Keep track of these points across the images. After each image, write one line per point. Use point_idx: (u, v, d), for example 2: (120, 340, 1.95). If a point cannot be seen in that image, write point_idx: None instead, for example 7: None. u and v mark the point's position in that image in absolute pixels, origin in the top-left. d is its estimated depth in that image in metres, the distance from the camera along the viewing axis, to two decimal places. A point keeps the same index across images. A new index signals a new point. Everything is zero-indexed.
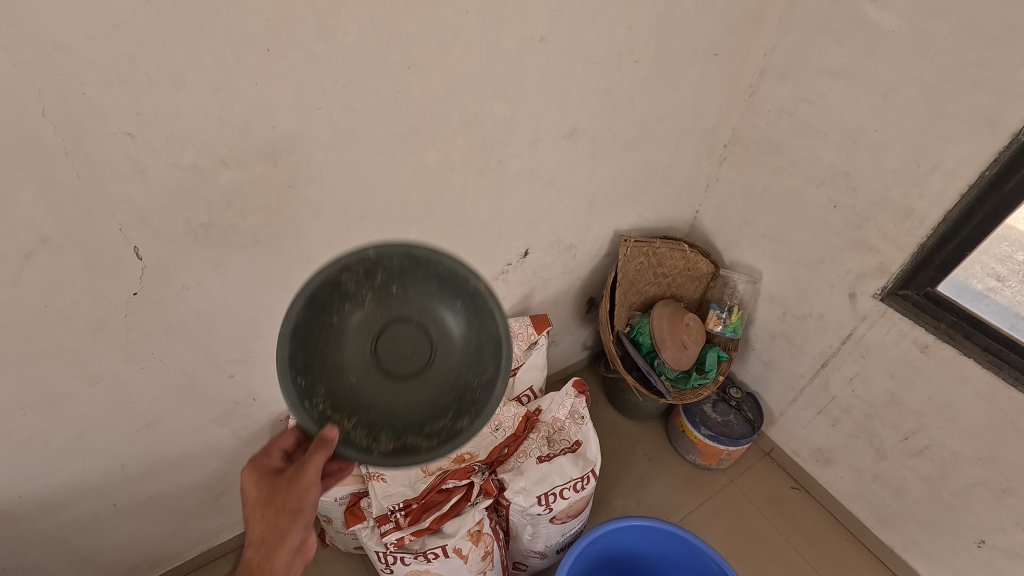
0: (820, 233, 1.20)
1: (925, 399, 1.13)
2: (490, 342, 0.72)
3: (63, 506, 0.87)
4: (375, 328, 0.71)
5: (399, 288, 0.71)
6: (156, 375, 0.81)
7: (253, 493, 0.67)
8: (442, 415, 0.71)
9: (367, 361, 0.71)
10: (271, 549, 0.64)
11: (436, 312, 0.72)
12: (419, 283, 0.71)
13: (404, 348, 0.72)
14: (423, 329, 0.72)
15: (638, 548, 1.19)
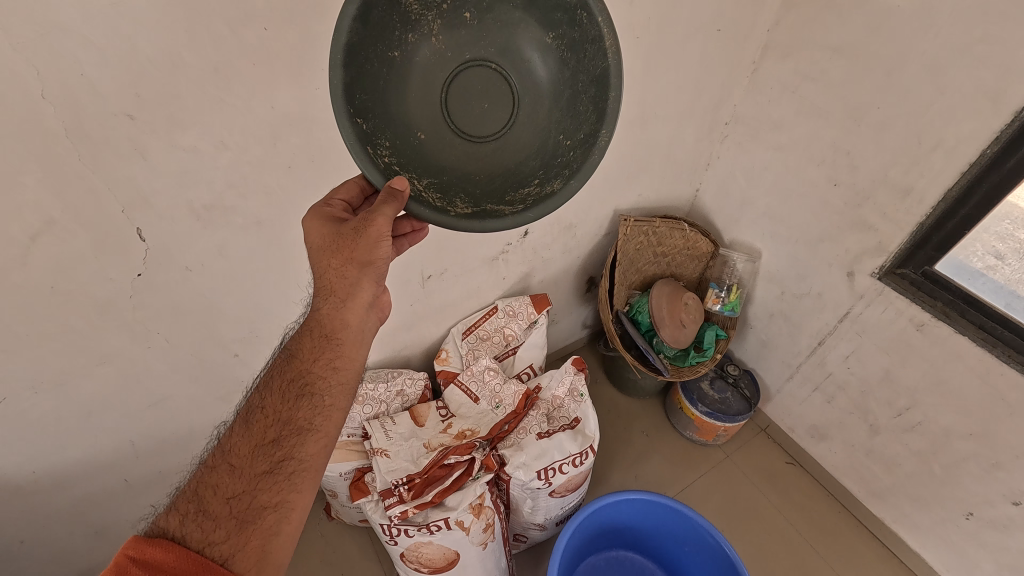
0: (820, 212, 1.20)
1: (920, 376, 1.15)
2: (582, 90, 0.69)
3: (76, 481, 0.90)
4: (448, 66, 0.65)
5: (474, 16, 0.65)
6: (162, 355, 0.82)
7: (320, 238, 0.68)
8: (525, 175, 0.70)
9: (439, 115, 0.67)
10: (344, 302, 0.69)
11: (513, 44, 0.67)
12: (493, 33, 0.66)
13: (481, 89, 0.67)
14: (503, 84, 0.68)
15: (635, 521, 1.23)
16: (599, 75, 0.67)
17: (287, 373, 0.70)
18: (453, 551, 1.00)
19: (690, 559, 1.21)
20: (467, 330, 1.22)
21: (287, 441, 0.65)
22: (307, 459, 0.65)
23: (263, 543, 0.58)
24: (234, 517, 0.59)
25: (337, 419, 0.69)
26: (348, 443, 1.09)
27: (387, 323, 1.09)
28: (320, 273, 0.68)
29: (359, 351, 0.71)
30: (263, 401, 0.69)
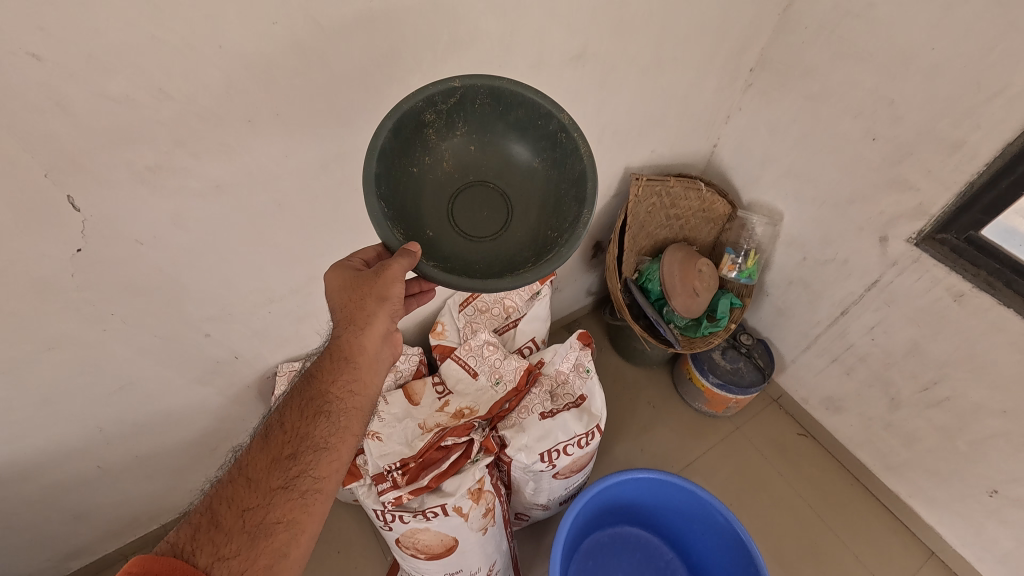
0: (853, 171, 1.09)
1: (952, 349, 1.06)
2: (567, 198, 0.69)
3: (43, 470, 0.83)
4: (452, 185, 0.71)
5: (477, 148, 0.72)
6: (122, 337, 0.73)
7: (339, 285, 0.69)
8: (521, 263, 0.68)
9: (445, 220, 0.70)
10: (362, 329, 0.67)
11: (513, 162, 0.72)
12: (494, 158, 0.72)
13: (483, 199, 0.72)
14: (501, 195, 0.72)
15: (641, 498, 1.18)
16: (580, 178, 0.68)
17: (304, 392, 0.68)
18: (450, 538, 0.93)
19: (697, 536, 1.16)
20: (465, 302, 1.14)
21: (302, 459, 0.63)
22: (320, 481, 0.63)
23: (270, 564, 0.57)
24: (245, 531, 0.58)
25: (353, 443, 0.67)
26: None
27: None
28: (340, 308, 0.68)
29: (375, 378, 0.70)
30: (281, 416, 0.67)
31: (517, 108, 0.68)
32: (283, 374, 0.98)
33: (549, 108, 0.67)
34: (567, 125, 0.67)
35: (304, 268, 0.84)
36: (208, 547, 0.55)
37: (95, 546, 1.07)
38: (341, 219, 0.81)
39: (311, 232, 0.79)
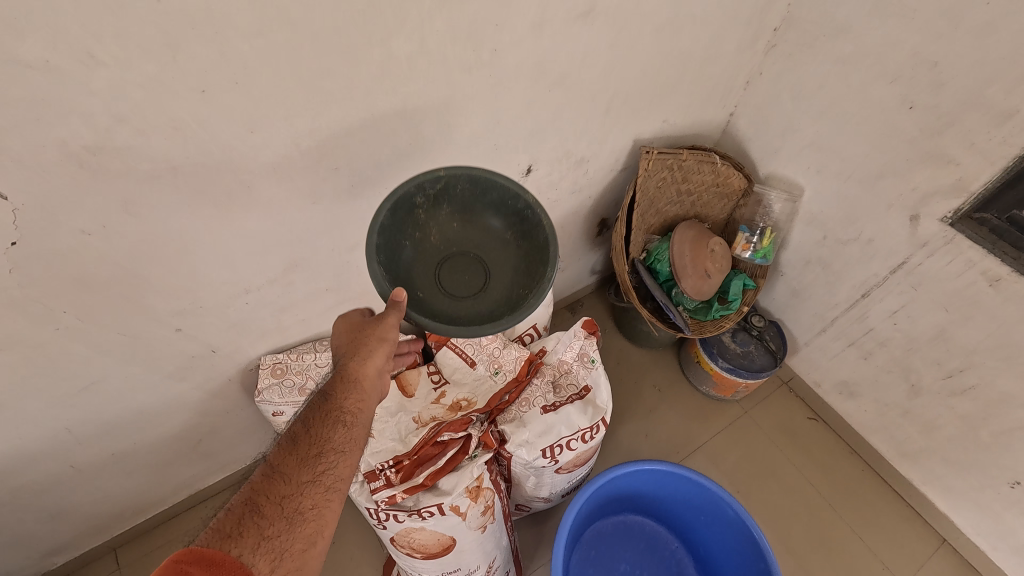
0: (885, 142, 0.99)
1: (982, 336, 0.99)
2: (535, 259, 0.74)
3: (9, 473, 0.78)
4: (437, 258, 0.76)
5: (459, 222, 0.77)
6: (79, 336, 0.66)
7: (345, 331, 0.75)
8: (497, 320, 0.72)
9: (433, 285, 0.75)
10: (363, 358, 0.71)
11: (491, 233, 0.78)
12: (473, 231, 0.78)
13: (465, 266, 0.77)
14: (479, 261, 0.77)
15: (647, 489, 1.13)
16: (544, 245, 0.73)
17: (322, 401, 0.68)
18: (448, 537, 0.88)
19: (705, 528, 1.12)
20: None
21: (325, 457, 0.63)
22: (343, 478, 0.62)
23: (304, 549, 0.57)
24: (282, 519, 0.57)
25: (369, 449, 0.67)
26: None
27: (365, 282, 0.92)
28: (346, 347, 0.72)
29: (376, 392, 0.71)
30: (303, 420, 0.66)
31: (490, 190, 0.75)
32: (265, 367, 0.91)
33: (517, 188, 0.74)
34: (532, 201, 0.73)
35: (282, 255, 0.76)
36: (251, 530, 0.55)
37: (79, 540, 1.04)
38: (320, 201, 0.72)
39: (286, 217, 0.71)
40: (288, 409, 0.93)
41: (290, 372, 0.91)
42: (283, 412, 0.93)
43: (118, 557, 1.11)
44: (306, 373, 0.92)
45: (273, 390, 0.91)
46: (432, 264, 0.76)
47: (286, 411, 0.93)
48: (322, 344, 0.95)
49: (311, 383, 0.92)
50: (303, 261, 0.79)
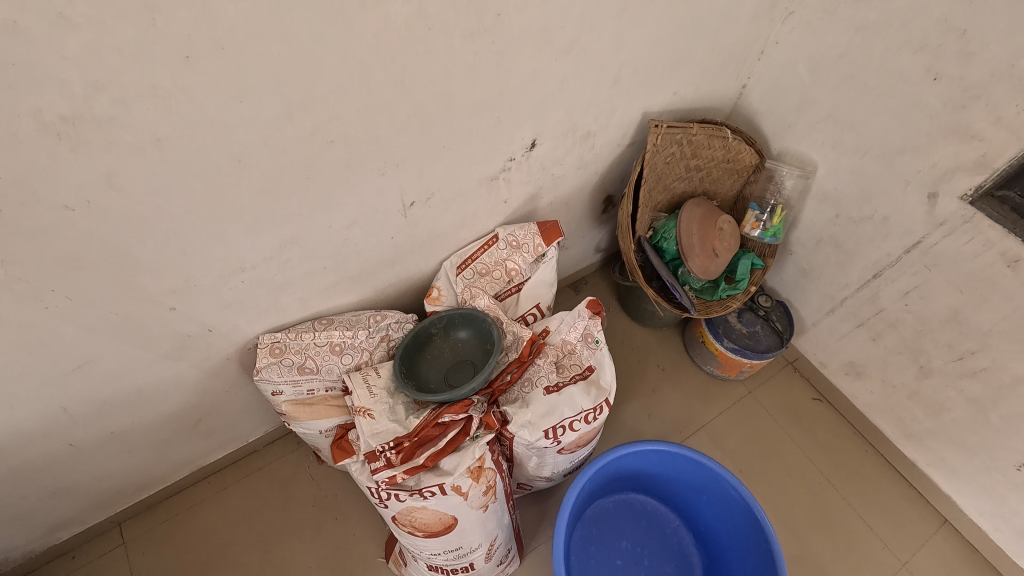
0: (906, 116, 0.95)
1: (997, 318, 0.97)
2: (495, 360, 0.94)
3: (6, 451, 0.77)
4: (446, 356, 1.00)
5: (460, 349, 1.01)
6: (69, 315, 0.65)
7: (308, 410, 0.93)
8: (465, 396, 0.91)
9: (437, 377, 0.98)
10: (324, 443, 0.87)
11: (478, 351, 1.00)
12: (467, 350, 1.00)
13: (460, 371, 0.98)
14: (470, 366, 0.98)
15: (649, 469, 1.13)
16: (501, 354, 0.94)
17: None
18: (450, 516, 0.87)
19: (707, 508, 1.11)
20: (463, 264, 1.03)
21: None
22: None
23: None
24: None
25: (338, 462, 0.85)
26: (327, 399, 0.94)
27: (365, 261, 0.90)
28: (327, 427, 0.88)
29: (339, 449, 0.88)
30: None
31: (474, 324, 1.00)
32: (264, 346, 0.89)
33: (489, 318, 0.98)
34: (491, 320, 0.98)
35: (277, 232, 0.73)
36: None
37: (83, 516, 1.04)
38: (315, 176, 0.69)
39: (280, 193, 0.68)
40: (287, 389, 0.91)
41: (288, 351, 0.90)
42: (283, 392, 0.91)
43: (123, 532, 1.11)
44: (305, 353, 0.90)
45: (272, 368, 0.89)
46: (440, 364, 0.99)
47: (285, 391, 0.91)
48: (321, 323, 0.93)
49: (310, 363, 0.91)
50: (300, 239, 0.77)
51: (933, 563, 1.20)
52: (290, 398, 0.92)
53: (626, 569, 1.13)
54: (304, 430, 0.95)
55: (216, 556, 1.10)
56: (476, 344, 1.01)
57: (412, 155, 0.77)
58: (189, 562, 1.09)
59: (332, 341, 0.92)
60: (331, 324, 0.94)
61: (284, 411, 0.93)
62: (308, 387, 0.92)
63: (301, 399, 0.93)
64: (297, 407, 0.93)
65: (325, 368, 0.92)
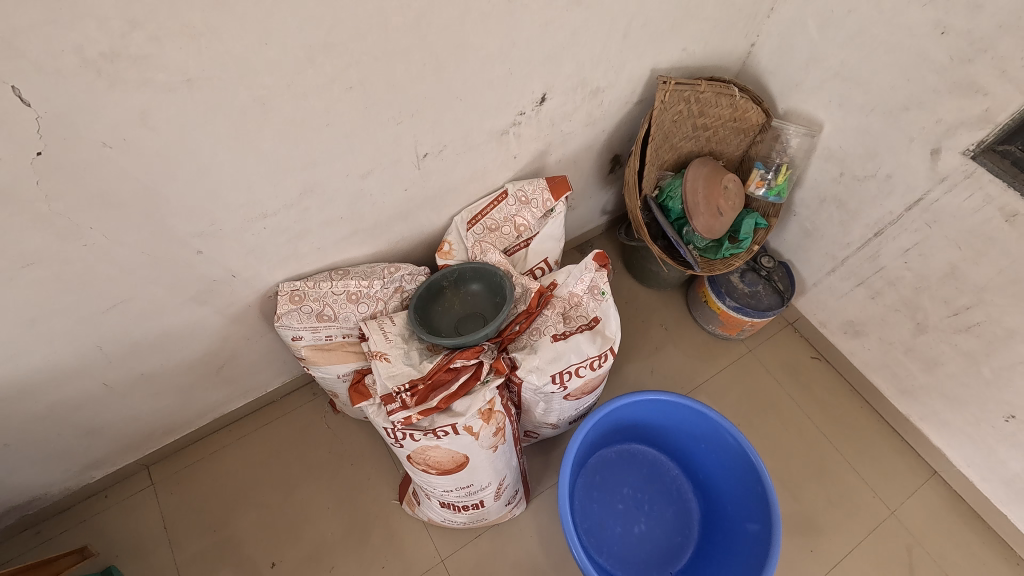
0: (912, 71, 0.96)
1: (993, 273, 0.99)
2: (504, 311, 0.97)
3: (46, 387, 0.83)
4: (460, 308, 1.04)
5: (474, 303, 1.04)
6: (104, 253, 0.69)
7: (329, 355, 0.97)
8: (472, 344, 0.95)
9: (449, 328, 1.02)
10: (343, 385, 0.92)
11: (490, 305, 1.03)
12: (479, 303, 1.04)
13: (471, 322, 1.01)
14: (481, 318, 1.02)
15: (651, 419, 1.18)
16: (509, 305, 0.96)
17: None
18: (461, 455, 0.92)
19: (705, 456, 1.15)
20: (473, 219, 1.06)
21: None
22: None
23: None
24: None
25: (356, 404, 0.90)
26: (345, 345, 0.99)
27: (379, 213, 0.93)
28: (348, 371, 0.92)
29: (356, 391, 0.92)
30: None
31: (485, 277, 1.04)
32: (284, 293, 0.93)
33: (500, 272, 1.01)
34: (503, 274, 1.01)
35: (297, 179, 0.76)
36: None
37: (113, 457, 1.10)
38: (334, 122, 0.72)
39: (301, 139, 0.71)
40: (306, 334, 0.95)
41: (307, 299, 0.94)
42: (302, 337, 0.96)
43: (151, 474, 1.18)
44: (324, 300, 0.94)
45: (292, 315, 0.93)
46: (453, 316, 1.03)
47: (305, 336, 0.95)
48: (338, 274, 0.97)
49: (328, 310, 0.95)
50: (318, 187, 0.80)
51: (921, 512, 1.24)
52: (310, 343, 0.97)
53: (627, 513, 1.19)
54: (322, 374, 1.00)
55: (239, 497, 1.16)
56: (487, 296, 1.04)
57: (426, 105, 0.79)
58: (214, 501, 1.16)
59: (348, 290, 0.95)
60: (347, 274, 0.97)
61: (304, 356, 0.98)
62: (327, 333, 0.96)
63: (320, 345, 0.97)
64: (317, 352, 0.97)
65: (342, 316, 0.96)
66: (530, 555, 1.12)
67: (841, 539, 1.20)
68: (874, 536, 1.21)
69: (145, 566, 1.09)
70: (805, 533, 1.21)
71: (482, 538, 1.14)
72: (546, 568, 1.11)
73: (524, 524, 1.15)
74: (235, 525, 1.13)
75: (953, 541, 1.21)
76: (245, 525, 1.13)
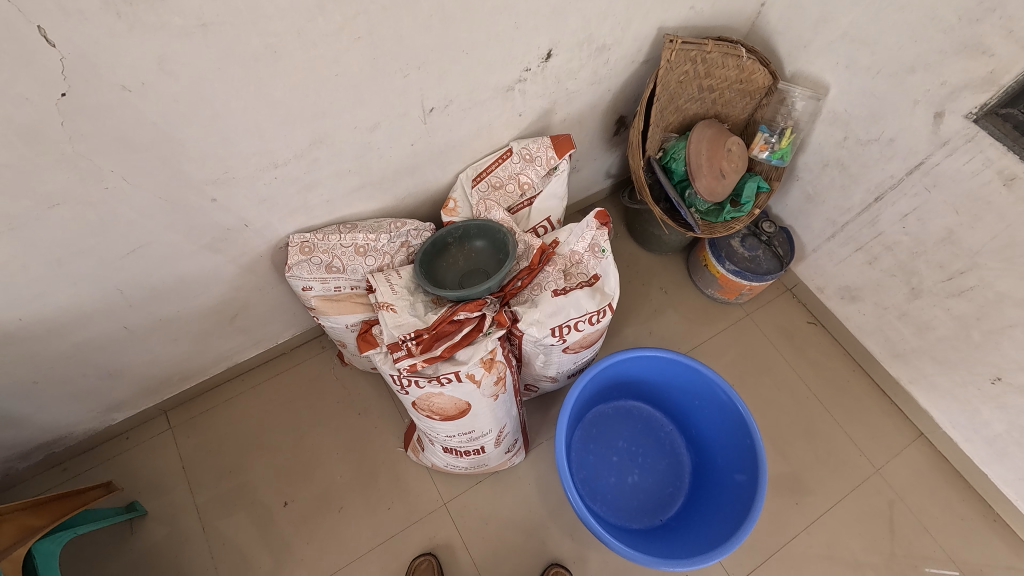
0: (920, 31, 0.96)
1: (989, 237, 1.01)
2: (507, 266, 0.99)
3: (72, 327, 0.88)
4: (466, 265, 1.07)
5: (480, 259, 1.07)
6: (124, 197, 0.73)
7: (339, 303, 1.01)
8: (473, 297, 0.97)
9: (454, 282, 1.05)
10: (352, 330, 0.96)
11: (496, 262, 1.05)
12: (485, 260, 1.06)
13: (475, 277, 1.04)
14: (485, 274, 1.04)
15: (647, 375, 1.22)
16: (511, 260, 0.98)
17: None
18: (464, 402, 0.96)
19: (699, 412, 1.20)
20: (478, 177, 1.08)
21: None
22: None
23: None
24: None
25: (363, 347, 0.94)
26: (353, 296, 1.02)
27: (387, 166, 0.95)
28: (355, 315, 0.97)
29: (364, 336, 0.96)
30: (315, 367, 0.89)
31: (489, 234, 1.06)
32: (294, 245, 0.96)
33: (505, 230, 1.03)
34: (506, 230, 1.03)
35: (306, 129, 0.78)
36: None
37: (135, 400, 1.17)
38: (343, 73, 0.74)
39: (311, 88, 0.73)
40: (316, 285, 0.99)
41: (317, 250, 0.97)
42: (312, 288, 0.99)
43: (168, 419, 1.24)
44: (333, 252, 0.98)
45: (302, 265, 0.97)
46: (459, 272, 1.06)
47: (315, 287, 0.99)
48: (346, 227, 1.00)
49: (337, 262, 0.98)
50: (327, 138, 0.82)
51: (904, 470, 1.29)
52: (320, 293, 1.00)
53: (621, 464, 1.25)
54: (331, 324, 1.04)
55: (252, 442, 1.22)
56: (490, 252, 1.07)
57: (433, 58, 0.80)
58: (227, 445, 1.22)
59: (357, 243, 0.99)
60: (355, 228, 1.00)
61: (314, 305, 1.02)
62: (335, 284, 1.00)
63: (329, 295, 1.01)
64: (327, 302, 1.01)
65: (350, 268, 0.99)
66: (527, 500, 1.18)
67: (825, 494, 1.25)
68: (857, 492, 1.26)
69: (165, 502, 1.16)
70: (791, 487, 1.26)
71: (483, 484, 1.20)
72: (543, 513, 1.17)
73: (523, 472, 1.21)
74: (249, 468, 1.20)
75: (934, 499, 1.26)
76: (258, 467, 1.20)
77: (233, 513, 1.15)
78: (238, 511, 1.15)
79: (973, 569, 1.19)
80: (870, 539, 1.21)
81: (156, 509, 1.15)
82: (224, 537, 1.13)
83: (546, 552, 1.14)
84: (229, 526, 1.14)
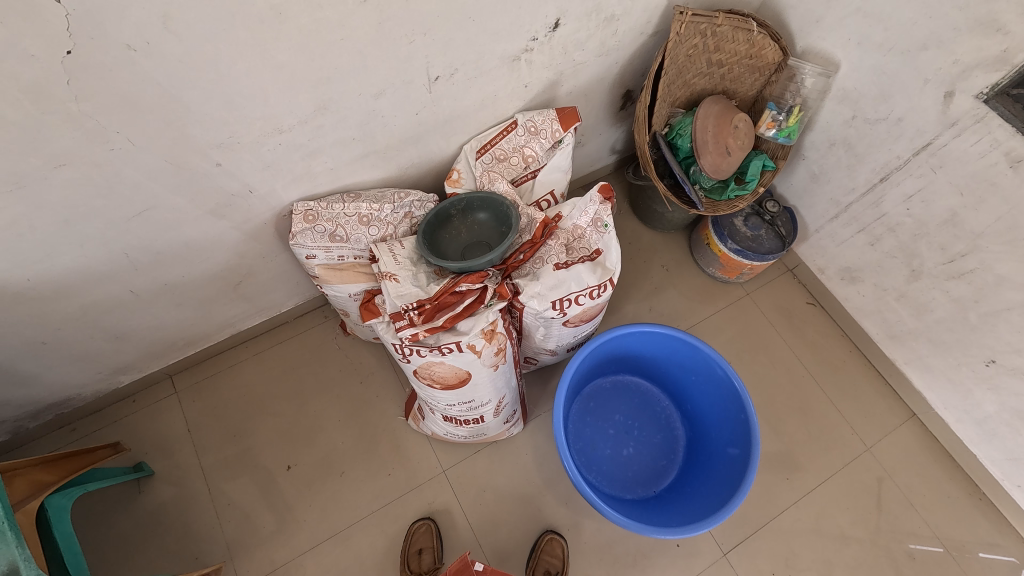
0: (935, 7, 0.95)
1: (991, 220, 1.01)
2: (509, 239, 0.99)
3: (79, 289, 0.90)
4: (468, 236, 1.07)
5: (483, 231, 1.07)
6: (129, 158, 0.74)
7: (344, 272, 1.02)
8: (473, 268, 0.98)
9: (456, 253, 1.05)
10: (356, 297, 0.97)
11: (499, 234, 1.05)
12: (489, 232, 1.06)
13: (476, 249, 1.04)
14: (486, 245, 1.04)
15: (644, 350, 1.23)
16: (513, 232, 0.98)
17: None
18: (464, 371, 0.97)
19: (695, 387, 1.22)
20: (482, 149, 1.07)
21: None
22: None
23: None
24: None
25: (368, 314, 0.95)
26: (356, 266, 1.03)
27: (391, 136, 0.95)
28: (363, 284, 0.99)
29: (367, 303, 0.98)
30: None
31: (492, 206, 1.06)
32: (298, 213, 0.96)
33: (509, 203, 1.03)
34: (509, 203, 1.03)
35: (311, 95, 0.78)
36: None
37: (140, 364, 1.18)
38: (347, 37, 0.73)
39: (315, 52, 0.73)
40: (320, 254, 1.00)
41: (321, 219, 0.97)
42: (316, 257, 1.00)
43: (174, 383, 1.26)
44: (336, 222, 0.98)
45: (306, 234, 0.97)
46: (462, 242, 1.06)
47: (318, 256, 1.00)
48: (350, 197, 0.99)
49: (340, 231, 0.98)
50: (331, 104, 0.81)
51: (894, 448, 1.31)
52: (323, 262, 1.01)
53: (617, 437, 1.27)
54: (334, 293, 1.05)
55: (255, 407, 1.25)
56: (492, 225, 1.06)
57: (439, 23, 0.79)
58: (230, 410, 1.24)
59: (360, 212, 0.99)
60: (358, 197, 1.00)
61: (317, 274, 1.02)
62: (339, 254, 1.01)
63: (332, 264, 1.02)
64: (330, 271, 1.02)
65: (354, 238, 1.00)
66: (525, 469, 1.21)
67: (817, 471, 1.28)
68: (847, 469, 1.29)
69: (172, 463, 1.19)
70: (782, 463, 1.29)
71: (481, 453, 1.22)
72: (539, 482, 1.20)
73: (521, 443, 1.24)
74: (252, 433, 1.22)
75: (922, 478, 1.28)
76: (261, 432, 1.22)
77: (237, 476, 1.18)
78: (242, 474, 1.18)
79: (955, 544, 1.22)
80: (856, 514, 1.24)
81: (163, 469, 1.18)
82: (229, 499, 1.16)
83: (542, 519, 1.17)
84: (234, 488, 1.17)
